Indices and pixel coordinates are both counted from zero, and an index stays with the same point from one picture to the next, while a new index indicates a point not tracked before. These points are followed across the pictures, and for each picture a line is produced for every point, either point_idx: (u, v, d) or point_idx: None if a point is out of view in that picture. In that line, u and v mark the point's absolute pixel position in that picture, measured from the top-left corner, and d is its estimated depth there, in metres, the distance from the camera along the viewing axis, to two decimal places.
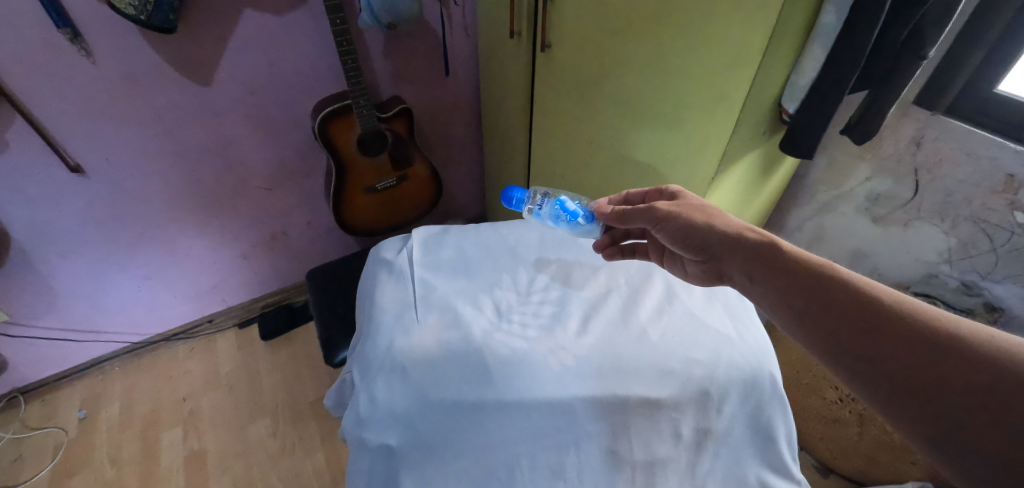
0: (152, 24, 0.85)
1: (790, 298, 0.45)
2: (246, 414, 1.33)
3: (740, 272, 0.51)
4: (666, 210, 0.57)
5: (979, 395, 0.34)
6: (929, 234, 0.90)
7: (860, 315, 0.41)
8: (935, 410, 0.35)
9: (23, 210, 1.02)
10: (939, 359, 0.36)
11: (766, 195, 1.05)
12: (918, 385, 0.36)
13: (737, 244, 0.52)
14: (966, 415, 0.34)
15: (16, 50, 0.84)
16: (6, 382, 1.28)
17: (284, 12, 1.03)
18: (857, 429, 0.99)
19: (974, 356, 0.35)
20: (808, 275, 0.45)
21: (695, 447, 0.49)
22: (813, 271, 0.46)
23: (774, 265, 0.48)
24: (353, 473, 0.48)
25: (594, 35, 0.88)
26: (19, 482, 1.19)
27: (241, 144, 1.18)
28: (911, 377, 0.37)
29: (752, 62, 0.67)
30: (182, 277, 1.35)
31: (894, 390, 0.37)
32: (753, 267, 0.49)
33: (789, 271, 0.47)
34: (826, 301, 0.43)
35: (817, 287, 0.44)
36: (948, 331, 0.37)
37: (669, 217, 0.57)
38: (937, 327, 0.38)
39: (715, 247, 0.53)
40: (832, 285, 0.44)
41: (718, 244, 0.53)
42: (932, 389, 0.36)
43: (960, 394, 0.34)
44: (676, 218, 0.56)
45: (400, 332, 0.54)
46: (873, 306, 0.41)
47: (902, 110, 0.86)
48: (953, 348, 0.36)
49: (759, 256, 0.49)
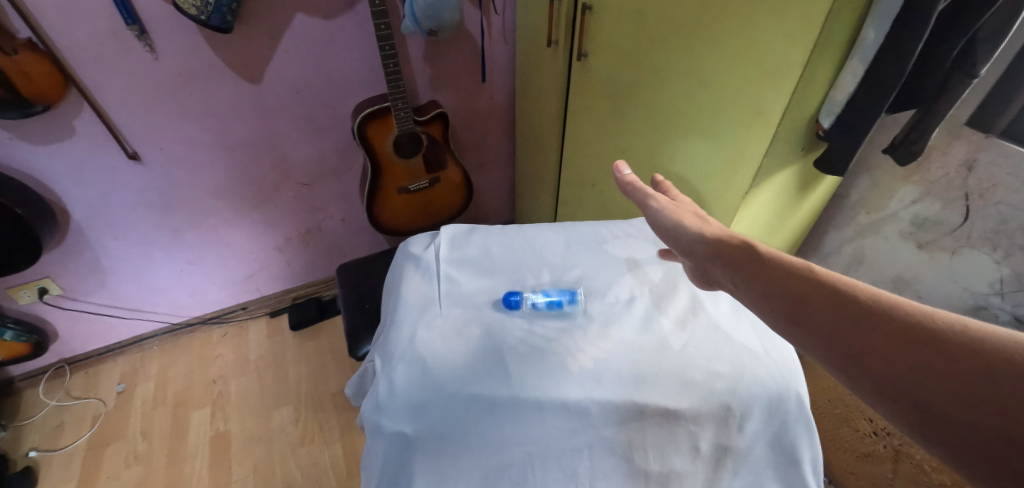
0: (210, 24, 0.91)
1: (769, 299, 0.42)
2: (271, 400, 1.37)
3: (724, 277, 0.48)
4: (659, 205, 0.58)
5: (968, 389, 0.29)
6: (979, 262, 0.85)
7: (838, 314, 0.37)
8: (941, 416, 0.30)
9: (84, 191, 1.09)
10: (923, 358, 0.32)
11: (803, 214, 1.02)
12: (914, 391, 0.32)
13: (716, 250, 0.49)
14: (969, 422, 0.29)
15: (89, 45, 0.91)
16: (56, 352, 1.37)
17: (333, 16, 1.08)
18: (891, 465, 0.93)
19: (961, 351, 0.31)
20: (786, 277, 0.42)
21: (712, 463, 0.48)
22: (789, 271, 0.42)
23: (751, 269, 0.45)
24: (370, 456, 0.48)
25: (630, 45, 0.88)
26: (59, 447, 1.26)
27: (284, 141, 1.24)
28: (897, 380, 0.32)
29: (792, 76, 0.65)
30: (221, 264, 1.42)
31: (886, 399, 0.33)
32: (732, 272, 0.46)
33: (764, 272, 0.43)
34: (804, 303, 0.39)
35: (797, 290, 0.40)
36: (926, 323, 0.33)
37: (659, 212, 0.57)
38: (915, 319, 0.34)
39: (698, 251, 0.52)
40: (803, 284, 0.40)
41: (699, 246, 0.51)
42: (926, 395, 0.31)
43: (961, 401, 0.30)
44: (665, 213, 0.57)
45: (423, 324, 0.55)
46: (849, 305, 0.37)
47: (954, 131, 0.82)
48: (936, 343, 0.32)
49: (736, 259, 0.47)
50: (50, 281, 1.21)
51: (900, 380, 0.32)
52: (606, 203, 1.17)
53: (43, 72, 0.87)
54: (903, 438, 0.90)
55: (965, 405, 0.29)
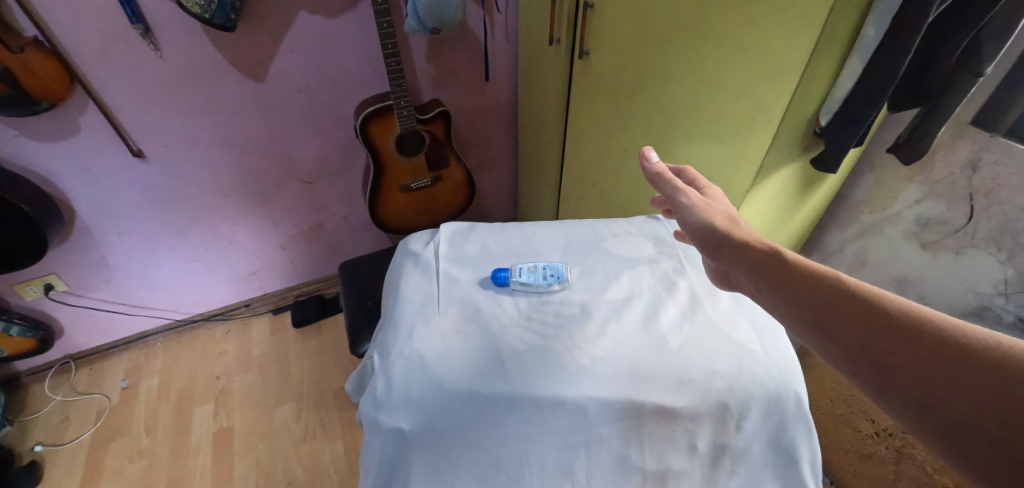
0: (214, 22, 0.91)
1: (795, 304, 0.42)
2: (273, 397, 1.38)
3: (748, 281, 0.48)
4: (693, 200, 0.57)
5: (990, 400, 0.30)
6: (983, 263, 0.85)
7: (863, 322, 0.37)
8: (959, 426, 0.31)
9: (89, 188, 1.10)
10: (950, 372, 0.32)
11: (806, 214, 1.01)
12: (936, 399, 0.32)
13: (742, 253, 0.50)
14: (988, 434, 0.30)
15: (94, 43, 0.92)
16: (61, 348, 1.38)
17: (336, 15, 1.08)
18: (893, 467, 0.93)
19: (991, 367, 0.31)
20: (813, 282, 0.42)
21: (709, 461, 0.49)
22: (816, 277, 0.43)
23: (777, 274, 0.45)
24: (367, 452, 0.48)
25: (632, 43, 0.88)
26: (64, 441, 1.28)
27: (288, 139, 1.24)
28: (920, 388, 0.33)
29: (794, 75, 0.66)
30: (225, 261, 1.43)
31: (908, 406, 0.33)
32: (757, 275, 0.47)
33: (790, 277, 0.44)
34: (828, 308, 0.40)
35: (822, 296, 0.41)
36: (951, 336, 0.34)
37: (692, 208, 0.57)
38: (940, 330, 0.34)
39: (725, 251, 0.52)
40: (830, 288, 0.41)
41: (726, 247, 0.52)
42: (947, 405, 0.32)
43: (982, 412, 0.30)
44: (698, 210, 0.56)
45: (421, 321, 0.55)
46: (875, 314, 0.37)
47: (958, 131, 0.82)
48: (960, 354, 0.32)
49: (762, 264, 0.47)
50: (56, 277, 1.22)
51: (922, 389, 0.33)
52: (607, 203, 1.17)
53: (49, 70, 0.88)
54: (905, 439, 0.90)
55: (986, 417, 0.30)
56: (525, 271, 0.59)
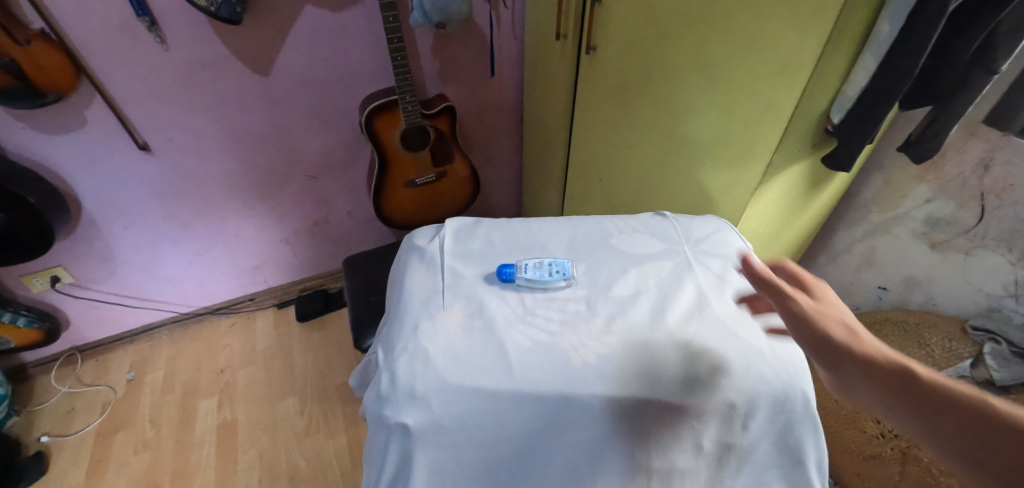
0: (220, 15, 0.91)
1: (967, 447, 0.32)
2: (277, 390, 1.39)
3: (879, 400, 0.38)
4: (802, 306, 0.45)
5: None
6: (993, 263, 0.86)
7: None
8: None
9: (95, 181, 1.11)
10: None
11: (813, 212, 1.00)
12: None
13: (862, 364, 0.40)
14: None
15: (100, 35, 0.92)
16: (67, 339, 1.39)
17: (341, 9, 1.08)
18: (898, 468, 0.92)
19: None
20: (978, 412, 0.33)
21: (716, 461, 0.49)
22: (980, 404, 0.33)
23: (921, 398, 0.35)
24: (375, 446, 0.49)
25: (640, 38, 0.87)
26: (70, 432, 1.29)
27: (293, 133, 1.24)
28: None
29: (804, 71, 0.64)
30: (229, 255, 1.43)
31: None
32: (892, 397, 0.37)
33: (946, 405, 0.34)
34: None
35: (1005, 435, 0.31)
36: None
37: (802, 313, 0.44)
38: None
39: (845, 361, 0.41)
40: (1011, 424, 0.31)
41: (843, 355, 0.41)
42: None
43: None
44: (810, 315, 0.44)
45: (425, 316, 0.54)
46: None
47: (970, 130, 0.81)
48: None
49: (894, 381, 0.37)
50: (63, 269, 1.22)
51: None
52: (612, 200, 1.16)
53: (56, 63, 0.88)
54: (911, 440, 0.90)
55: None
56: (531, 268, 0.59)
